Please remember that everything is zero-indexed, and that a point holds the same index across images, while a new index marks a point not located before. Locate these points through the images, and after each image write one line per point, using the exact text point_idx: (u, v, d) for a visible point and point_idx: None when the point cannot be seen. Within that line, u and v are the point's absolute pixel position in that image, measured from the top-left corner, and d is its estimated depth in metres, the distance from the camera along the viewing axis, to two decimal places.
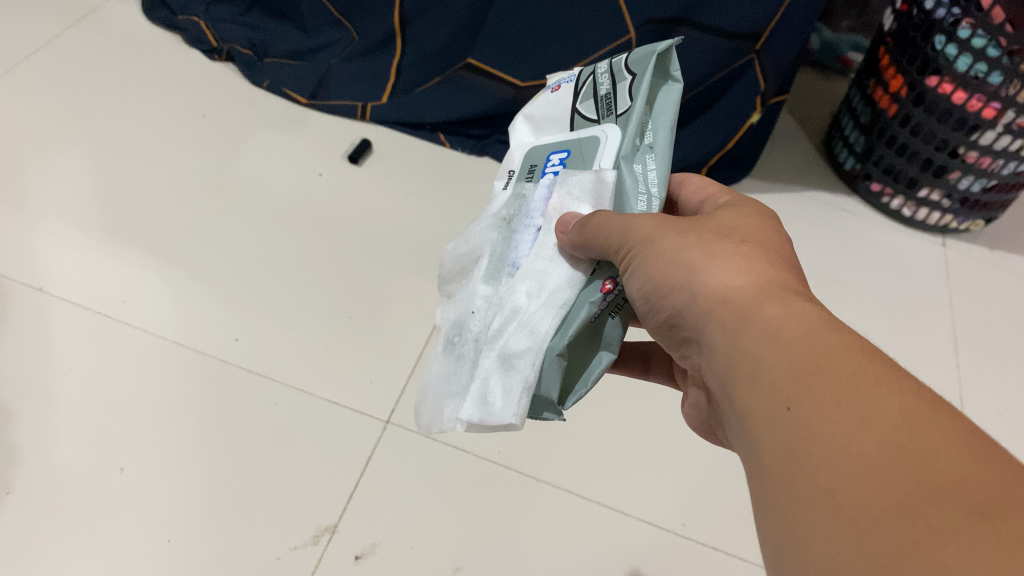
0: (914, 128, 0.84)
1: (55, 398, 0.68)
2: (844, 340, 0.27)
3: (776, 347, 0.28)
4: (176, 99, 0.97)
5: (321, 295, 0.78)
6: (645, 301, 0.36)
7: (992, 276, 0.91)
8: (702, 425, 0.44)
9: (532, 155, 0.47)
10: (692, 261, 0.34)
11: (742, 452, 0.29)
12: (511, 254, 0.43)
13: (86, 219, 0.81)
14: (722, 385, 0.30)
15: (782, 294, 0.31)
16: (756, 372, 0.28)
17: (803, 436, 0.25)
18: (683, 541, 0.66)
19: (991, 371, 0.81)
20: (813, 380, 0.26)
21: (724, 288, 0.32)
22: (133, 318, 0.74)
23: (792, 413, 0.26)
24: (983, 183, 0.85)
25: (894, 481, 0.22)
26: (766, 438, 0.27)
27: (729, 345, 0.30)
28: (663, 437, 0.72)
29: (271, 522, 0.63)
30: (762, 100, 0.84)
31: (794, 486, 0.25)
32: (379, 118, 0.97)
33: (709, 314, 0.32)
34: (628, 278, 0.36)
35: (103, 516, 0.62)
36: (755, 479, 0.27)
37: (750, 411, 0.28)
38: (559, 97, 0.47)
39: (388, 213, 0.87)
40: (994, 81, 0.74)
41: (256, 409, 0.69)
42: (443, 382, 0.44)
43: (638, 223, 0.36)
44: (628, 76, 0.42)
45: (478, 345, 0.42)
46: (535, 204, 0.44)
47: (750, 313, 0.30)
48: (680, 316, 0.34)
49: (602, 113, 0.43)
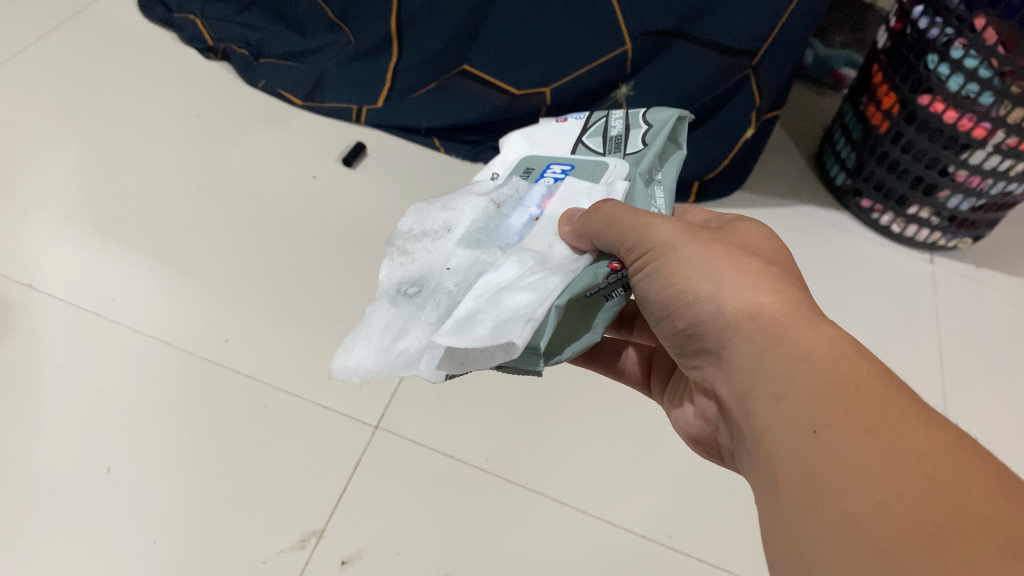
0: (904, 145, 0.85)
1: (42, 396, 0.67)
2: (872, 370, 0.28)
3: (806, 369, 0.29)
4: (170, 97, 0.96)
5: (312, 299, 0.77)
6: (663, 305, 0.37)
7: (978, 294, 0.92)
8: (706, 437, 0.45)
9: (528, 161, 0.49)
10: (720, 273, 0.34)
11: (756, 469, 0.30)
12: (500, 234, 0.44)
13: (78, 216, 0.80)
14: (743, 401, 0.31)
15: (812, 319, 0.32)
16: (779, 390, 0.29)
17: (823, 458, 0.26)
18: (668, 552, 0.66)
19: (975, 387, 0.82)
20: (839, 407, 0.27)
21: (752, 305, 0.33)
22: (123, 317, 0.73)
23: (820, 435, 0.27)
24: (971, 203, 0.86)
25: (921, 514, 0.23)
26: (784, 458, 0.28)
27: (752, 362, 0.31)
28: (651, 447, 0.72)
29: (258, 526, 0.63)
30: (756, 115, 0.85)
31: (811, 507, 0.26)
32: (374, 121, 0.97)
33: (734, 328, 0.33)
34: (643, 276, 0.38)
35: (90, 514, 0.62)
36: (768, 497, 0.28)
37: (770, 427, 0.29)
38: (565, 125, 0.51)
39: (381, 216, 0.87)
40: (985, 101, 0.74)
41: (244, 412, 0.69)
42: (388, 336, 0.41)
43: (660, 226, 0.37)
44: (643, 125, 0.47)
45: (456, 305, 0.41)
46: (531, 196, 0.46)
47: (775, 333, 0.31)
48: (695, 322, 0.36)
49: (609, 148, 0.47)
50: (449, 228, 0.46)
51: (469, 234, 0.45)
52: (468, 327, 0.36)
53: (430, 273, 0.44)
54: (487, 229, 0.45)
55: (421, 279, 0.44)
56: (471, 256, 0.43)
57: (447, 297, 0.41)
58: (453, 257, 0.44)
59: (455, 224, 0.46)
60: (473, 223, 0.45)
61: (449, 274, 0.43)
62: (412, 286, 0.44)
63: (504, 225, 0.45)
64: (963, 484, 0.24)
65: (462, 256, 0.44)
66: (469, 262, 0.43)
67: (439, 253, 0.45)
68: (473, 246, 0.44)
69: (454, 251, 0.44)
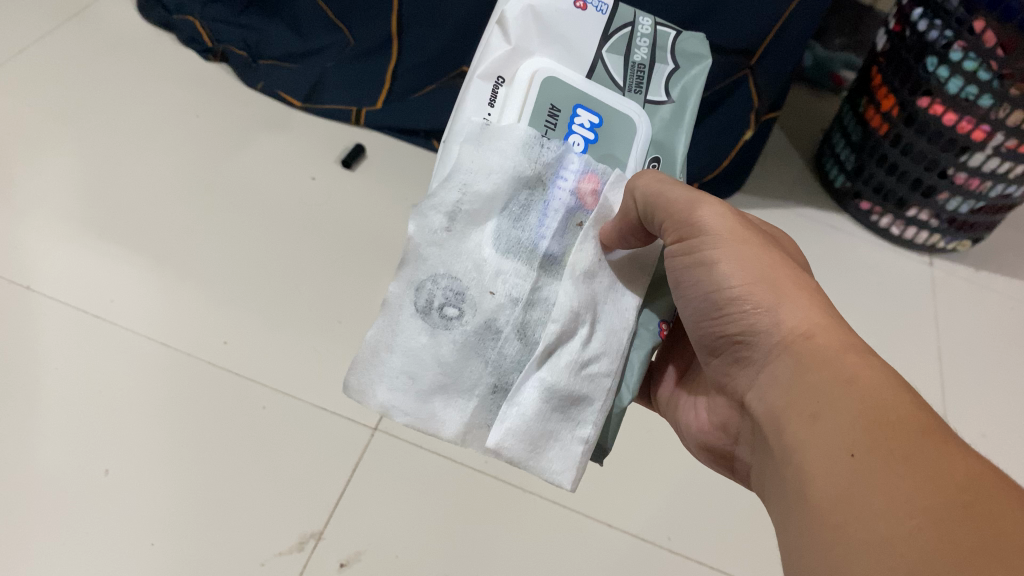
0: (903, 147, 0.85)
1: (40, 398, 0.67)
2: (913, 399, 0.31)
3: (849, 392, 0.31)
4: (169, 98, 0.96)
5: (310, 301, 0.77)
6: (711, 306, 0.39)
7: (977, 297, 0.92)
8: (719, 447, 0.46)
9: (550, 91, 0.49)
10: (778, 288, 0.36)
11: (788, 487, 0.32)
12: (537, 237, 0.44)
13: (76, 217, 0.80)
14: (784, 422, 0.34)
15: (860, 346, 0.34)
16: (819, 412, 0.32)
17: (863, 480, 0.28)
18: (668, 554, 0.66)
19: (975, 390, 0.82)
20: (879, 433, 0.29)
21: (805, 327, 0.35)
22: (121, 317, 0.73)
23: (856, 459, 0.29)
24: (970, 205, 0.86)
25: (958, 538, 0.25)
26: (821, 477, 0.30)
27: (801, 380, 0.34)
28: (651, 447, 0.72)
29: (256, 529, 0.63)
30: (756, 117, 0.85)
31: (847, 525, 0.28)
32: (373, 123, 0.96)
33: (787, 347, 0.35)
34: (688, 277, 0.40)
35: (89, 517, 0.62)
36: (800, 513, 0.30)
37: (809, 448, 0.31)
38: (584, 26, 0.52)
39: (380, 217, 0.86)
40: (984, 104, 0.75)
41: (242, 413, 0.69)
42: (419, 362, 0.43)
43: (719, 221, 0.39)
44: (669, 64, 0.53)
45: (501, 348, 0.43)
46: (565, 176, 0.45)
47: (818, 357, 0.34)
48: (741, 333, 0.38)
49: (634, 79, 0.52)
50: (482, 210, 0.44)
51: (505, 230, 0.44)
52: (528, 423, 0.42)
53: (465, 276, 0.43)
54: (523, 222, 0.44)
55: (452, 281, 0.43)
56: (511, 267, 0.43)
57: (487, 332, 0.43)
58: (492, 268, 0.43)
59: (488, 208, 0.44)
60: (507, 208, 0.44)
61: (491, 294, 0.43)
62: (445, 295, 0.43)
63: (545, 229, 0.44)
64: (1001, 507, 0.26)
65: (503, 271, 0.43)
66: (510, 283, 0.43)
67: (471, 247, 0.44)
68: (511, 250, 0.44)
69: (493, 260, 0.43)
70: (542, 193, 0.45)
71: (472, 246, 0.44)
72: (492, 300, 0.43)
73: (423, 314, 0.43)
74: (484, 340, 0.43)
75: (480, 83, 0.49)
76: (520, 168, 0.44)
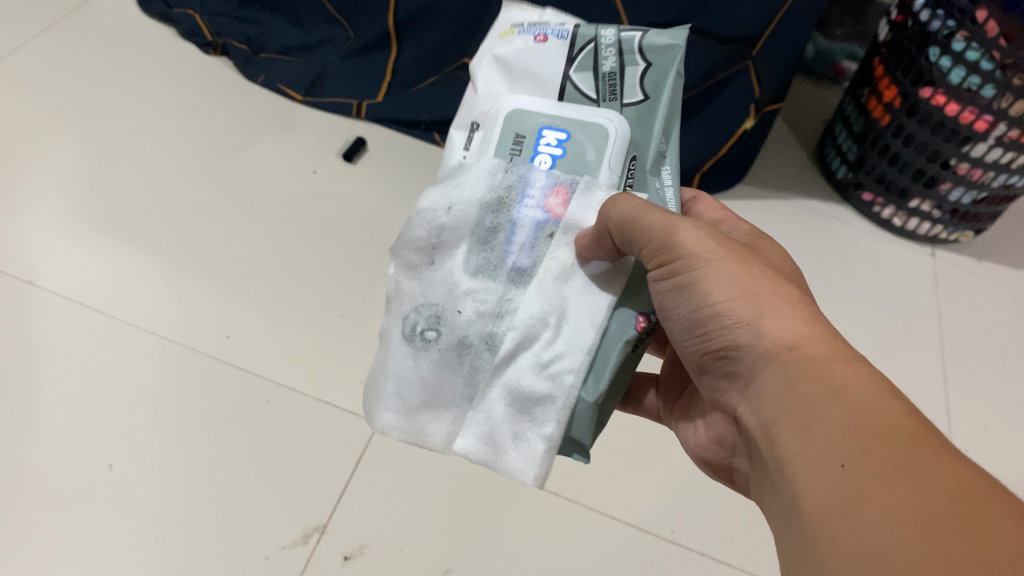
0: (906, 138, 0.85)
1: (43, 393, 0.67)
2: (901, 409, 0.30)
3: (837, 405, 0.31)
4: (169, 92, 0.96)
5: (313, 295, 0.77)
6: (694, 323, 0.39)
7: (980, 288, 0.92)
8: (720, 459, 0.45)
9: (515, 120, 0.47)
10: (760, 302, 0.36)
11: (783, 501, 0.32)
12: (506, 254, 0.43)
13: (78, 212, 0.80)
14: (773, 436, 0.34)
15: (846, 356, 0.34)
16: (808, 425, 0.31)
17: (856, 492, 0.28)
18: (671, 546, 0.66)
19: (977, 381, 0.82)
20: (868, 444, 0.29)
21: (791, 338, 0.35)
22: (123, 312, 0.73)
23: (847, 471, 0.29)
24: (973, 195, 0.86)
25: (950, 547, 0.25)
26: (815, 489, 0.30)
27: (787, 393, 0.33)
28: (652, 440, 0.72)
29: (260, 522, 0.63)
30: (756, 108, 0.85)
31: (841, 538, 0.27)
32: (373, 116, 0.96)
33: (772, 360, 0.35)
34: (672, 297, 0.39)
35: (92, 511, 0.62)
36: (796, 527, 0.30)
37: (800, 461, 0.31)
38: (546, 52, 0.49)
39: (381, 209, 0.86)
40: (986, 94, 0.74)
41: (245, 408, 0.69)
42: (405, 386, 0.44)
43: (693, 238, 0.38)
44: (641, 63, 0.48)
45: (472, 359, 0.42)
46: (532, 190, 0.43)
47: (804, 369, 0.33)
48: (727, 349, 0.37)
49: (604, 91, 0.48)
50: (450, 237, 0.44)
51: (474, 250, 0.43)
52: (491, 425, 0.42)
53: (439, 302, 0.43)
54: (491, 240, 0.43)
55: (428, 306, 0.43)
56: (476, 285, 0.42)
57: (459, 349, 0.42)
58: (460, 288, 0.42)
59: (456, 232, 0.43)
60: (476, 228, 0.43)
61: (460, 313, 0.42)
62: (425, 320, 0.43)
63: (512, 246, 0.43)
64: (993, 516, 0.26)
65: (472, 288, 0.42)
66: (478, 297, 0.42)
67: (442, 273, 0.43)
68: (480, 270, 0.43)
69: (461, 279, 0.43)
70: (508, 212, 0.43)
71: (445, 272, 0.43)
72: (461, 317, 0.42)
73: (405, 339, 0.44)
74: (460, 357, 0.43)
75: (457, 134, 0.49)
76: (485, 196, 0.43)
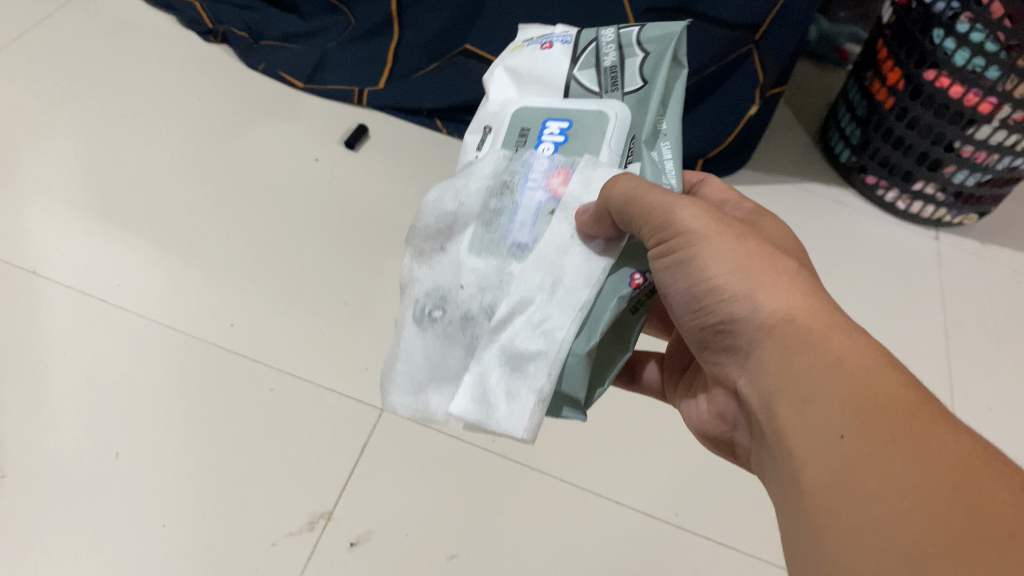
0: (910, 121, 0.84)
1: (49, 382, 0.68)
2: (896, 377, 0.30)
3: (833, 377, 0.31)
4: (170, 81, 0.95)
5: (316, 282, 0.77)
6: (690, 297, 0.38)
7: (984, 271, 0.92)
8: (721, 434, 0.45)
9: (521, 117, 0.48)
10: (754, 275, 0.35)
11: (781, 472, 0.32)
12: (509, 232, 0.43)
13: (81, 201, 0.80)
14: (770, 408, 0.33)
15: (841, 326, 0.33)
16: (805, 396, 0.31)
17: (852, 466, 0.28)
18: (676, 531, 0.66)
19: (981, 364, 0.82)
20: (865, 416, 0.29)
21: (786, 309, 0.34)
22: (127, 301, 0.73)
23: (845, 443, 0.29)
24: (977, 178, 0.86)
25: (948, 523, 0.25)
26: (811, 462, 0.29)
27: (783, 366, 0.33)
28: (656, 425, 0.72)
29: (266, 508, 0.64)
30: (761, 92, 0.84)
31: (838, 513, 0.27)
32: (374, 103, 0.95)
33: (767, 332, 0.34)
34: (668, 273, 0.39)
35: (99, 500, 0.63)
36: (793, 500, 0.30)
37: (797, 434, 0.31)
38: (552, 55, 0.49)
39: (384, 196, 0.86)
40: (991, 75, 0.74)
41: (250, 396, 0.69)
42: (416, 364, 0.44)
43: (687, 214, 0.37)
44: (640, 52, 0.47)
45: (473, 330, 0.43)
46: (535, 174, 0.44)
47: (797, 341, 0.33)
48: (725, 322, 0.37)
49: (606, 84, 0.47)
50: (455, 221, 0.45)
51: (478, 232, 0.44)
52: (484, 384, 0.40)
53: (446, 284, 0.44)
54: (496, 220, 0.43)
55: (437, 289, 0.45)
56: (479, 262, 0.43)
57: (463, 321, 0.43)
58: (466, 265, 0.43)
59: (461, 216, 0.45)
60: (482, 211, 0.44)
61: (462, 287, 0.43)
62: (433, 300, 0.45)
63: (514, 224, 0.43)
64: (991, 489, 0.26)
65: (475, 264, 0.43)
66: (483, 272, 0.43)
67: (449, 258, 0.45)
68: (484, 249, 0.43)
69: (465, 257, 0.44)
70: (512, 196, 0.44)
71: (453, 255, 0.44)
72: (464, 291, 0.43)
73: (412, 321, 0.45)
74: (465, 331, 0.43)
75: (470, 138, 0.50)
76: (488, 182, 0.44)
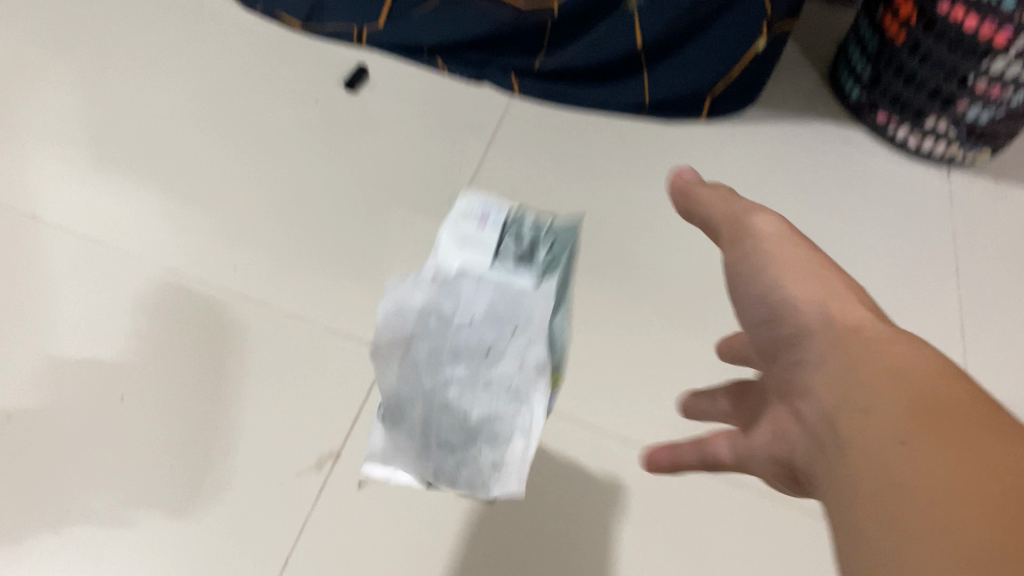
0: (923, 56, 0.82)
1: (52, 325, 0.67)
2: (969, 391, 0.26)
3: (895, 379, 0.26)
4: (163, 18, 0.92)
5: (320, 224, 0.76)
6: (754, 302, 0.34)
7: (996, 210, 0.90)
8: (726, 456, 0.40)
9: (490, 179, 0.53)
10: (819, 291, 0.31)
11: (829, 490, 0.27)
12: (445, 316, 0.37)
13: (78, 143, 0.78)
14: (819, 416, 0.28)
15: (909, 338, 0.29)
16: (863, 402, 0.26)
17: (906, 470, 0.23)
18: (685, 469, 0.67)
19: (990, 304, 0.82)
20: (926, 418, 0.24)
21: (854, 322, 0.30)
22: (128, 245, 0.72)
23: (904, 446, 0.24)
24: (990, 113, 0.84)
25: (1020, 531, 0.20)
26: (863, 466, 0.25)
27: (844, 369, 0.28)
28: (665, 365, 0.72)
29: (274, 448, 0.63)
30: (767, 27, 0.81)
31: (883, 515, 0.23)
32: (376, 42, 0.91)
33: (830, 342, 0.30)
34: (734, 271, 0.35)
35: (105, 441, 0.62)
36: (839, 517, 0.25)
37: (850, 440, 0.26)
38: None
39: (387, 137, 0.84)
40: (1008, 5, 0.72)
41: (256, 338, 0.68)
42: (397, 447, 0.42)
43: (764, 219, 0.34)
44: None
45: (422, 425, 0.39)
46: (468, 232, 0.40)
47: (866, 353, 0.28)
48: (787, 332, 0.32)
49: None
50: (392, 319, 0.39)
51: (402, 319, 0.38)
52: (454, 467, 0.40)
53: (396, 384, 0.39)
54: (427, 310, 0.38)
55: (388, 392, 0.40)
56: (414, 352, 0.38)
57: (405, 408, 0.39)
58: (411, 360, 0.38)
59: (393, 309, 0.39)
60: (407, 298, 0.39)
61: (408, 384, 0.39)
62: (387, 404, 0.40)
63: (432, 311, 0.38)
64: None
65: (409, 355, 0.38)
66: (420, 320, 0.38)
67: (381, 352, 0.39)
68: (414, 331, 0.38)
69: (403, 343, 0.38)
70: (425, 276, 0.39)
71: (383, 346, 0.39)
72: (401, 386, 0.39)
73: (380, 417, 0.42)
74: (400, 417, 0.40)
75: None
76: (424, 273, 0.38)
